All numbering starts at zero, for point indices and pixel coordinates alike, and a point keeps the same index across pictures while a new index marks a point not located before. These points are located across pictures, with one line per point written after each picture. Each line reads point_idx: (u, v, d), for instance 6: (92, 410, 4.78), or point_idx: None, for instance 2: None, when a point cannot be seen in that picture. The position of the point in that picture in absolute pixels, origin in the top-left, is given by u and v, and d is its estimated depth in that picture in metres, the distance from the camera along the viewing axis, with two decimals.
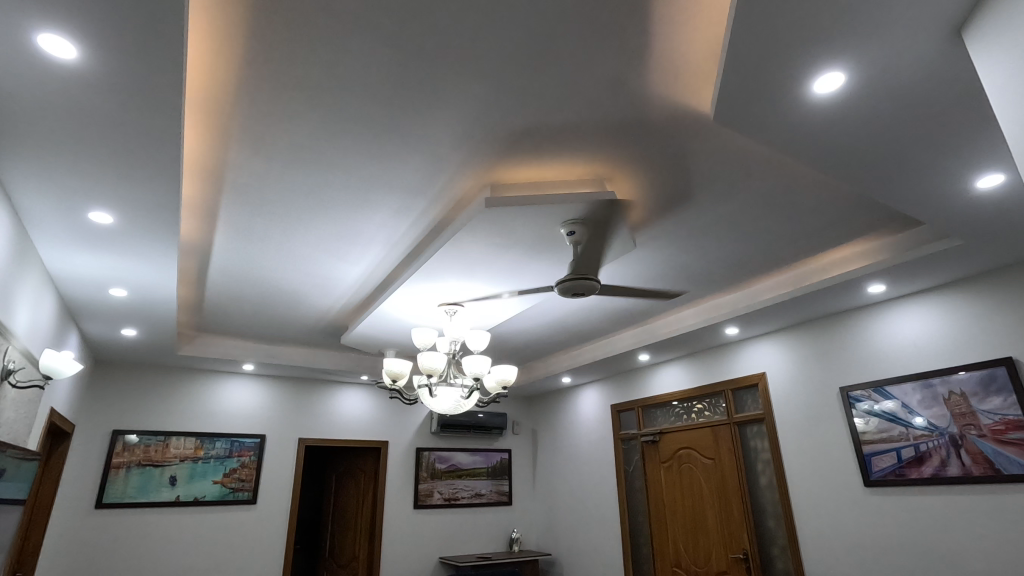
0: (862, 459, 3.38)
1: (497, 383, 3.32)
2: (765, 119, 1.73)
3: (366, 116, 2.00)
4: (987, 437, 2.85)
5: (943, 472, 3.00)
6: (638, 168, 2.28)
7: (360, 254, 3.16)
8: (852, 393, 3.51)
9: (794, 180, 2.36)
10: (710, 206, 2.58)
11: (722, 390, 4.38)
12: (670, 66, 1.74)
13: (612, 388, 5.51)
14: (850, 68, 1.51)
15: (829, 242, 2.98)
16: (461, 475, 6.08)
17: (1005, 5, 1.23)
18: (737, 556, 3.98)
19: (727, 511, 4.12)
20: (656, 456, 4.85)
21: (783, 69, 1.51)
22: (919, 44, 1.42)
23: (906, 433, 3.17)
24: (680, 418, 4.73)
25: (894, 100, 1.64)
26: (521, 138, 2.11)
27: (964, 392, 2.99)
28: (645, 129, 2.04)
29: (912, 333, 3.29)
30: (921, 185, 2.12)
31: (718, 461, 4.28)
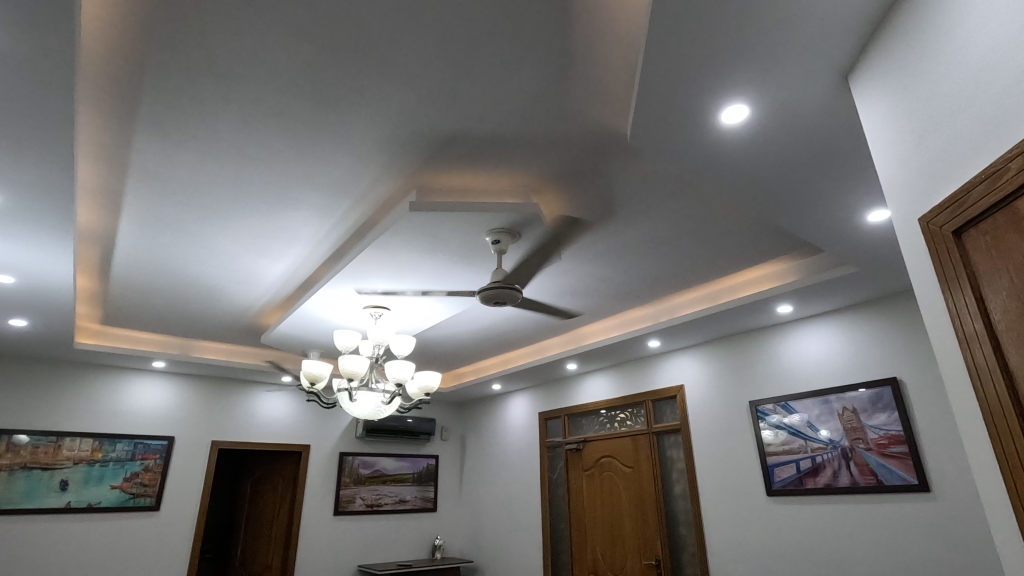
0: (766, 469, 3.58)
1: (420, 390, 3.27)
2: (677, 146, 1.81)
3: (283, 110, 1.93)
4: (873, 451, 3.09)
5: (834, 482, 3.22)
6: (562, 182, 2.32)
7: (281, 251, 3.03)
8: (760, 407, 3.70)
9: (709, 205, 2.48)
10: (631, 225, 2.67)
11: (644, 401, 4.51)
12: (590, 86, 1.79)
13: (541, 396, 5.59)
14: (753, 103, 1.61)
15: (742, 263, 3.15)
16: (386, 481, 5.96)
17: (881, 57, 1.35)
18: (649, 562, 4.10)
19: (643, 518, 4.24)
20: (579, 464, 4.94)
21: (694, 99, 1.59)
22: (813, 85, 1.53)
23: (805, 446, 3.39)
24: (604, 426, 4.84)
25: (791, 136, 1.75)
26: (447, 145, 2.10)
27: (855, 408, 3.22)
28: (568, 146, 2.08)
29: (815, 352, 3.52)
30: (820, 216, 2.28)
31: (637, 469, 4.40)
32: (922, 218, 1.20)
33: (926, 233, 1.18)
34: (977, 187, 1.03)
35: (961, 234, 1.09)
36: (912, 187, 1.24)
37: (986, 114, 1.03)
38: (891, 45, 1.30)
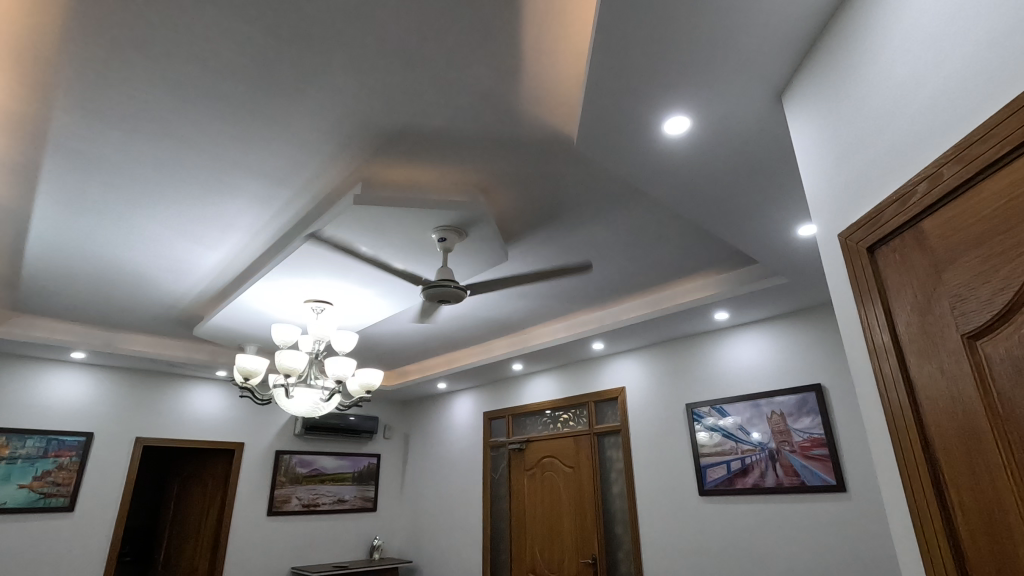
0: (699, 470, 3.71)
1: (361, 387, 3.20)
2: (621, 153, 1.84)
3: (220, 92, 1.84)
4: (797, 452, 3.26)
5: (761, 482, 3.38)
6: (510, 183, 2.33)
7: (217, 239, 2.89)
8: (696, 410, 3.83)
9: (653, 212, 2.55)
10: (578, 228, 2.71)
11: (587, 402, 4.59)
12: (539, 89, 1.80)
13: (487, 396, 5.59)
14: (694, 116, 1.66)
15: (683, 270, 3.25)
16: (324, 480, 5.80)
17: (811, 79, 1.42)
18: (586, 561, 4.17)
19: (582, 517, 4.30)
20: (522, 464, 4.96)
21: (638, 108, 1.62)
22: (750, 101, 1.60)
23: (736, 447, 3.54)
24: (547, 427, 4.89)
25: (729, 149, 1.82)
26: (394, 139, 2.06)
27: (783, 412, 3.38)
28: (517, 146, 2.09)
29: (747, 358, 3.68)
30: (755, 228, 2.38)
31: (577, 469, 4.46)
32: (841, 234, 1.27)
33: (844, 248, 1.25)
34: (889, 207, 1.10)
35: (874, 250, 1.16)
36: (833, 204, 1.31)
37: (899, 138, 1.09)
38: (820, 68, 1.37)
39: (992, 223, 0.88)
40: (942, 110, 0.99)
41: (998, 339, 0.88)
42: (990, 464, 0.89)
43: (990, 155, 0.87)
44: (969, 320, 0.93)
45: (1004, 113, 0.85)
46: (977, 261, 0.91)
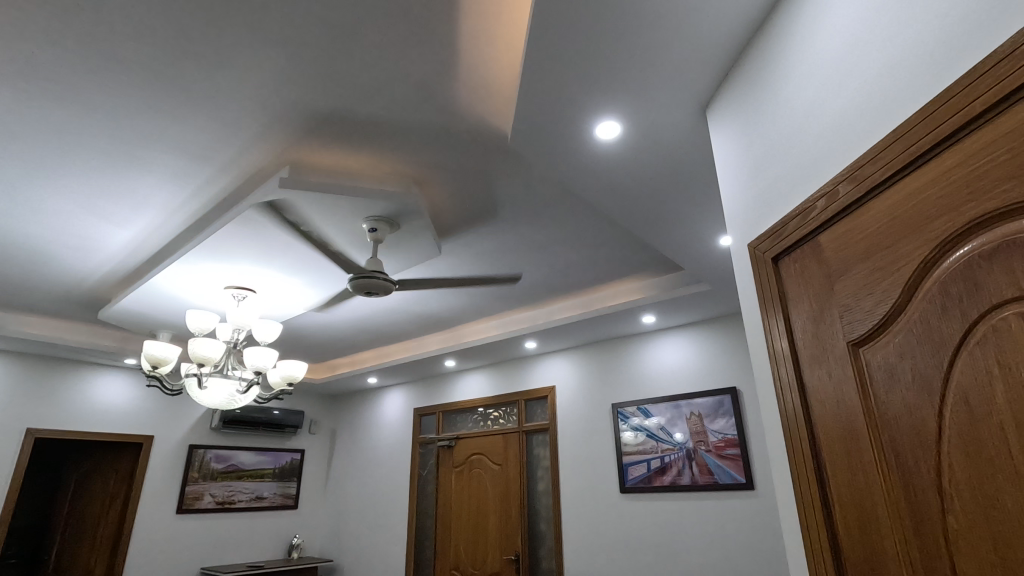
0: (621, 468, 3.81)
1: (282, 379, 3.06)
2: (554, 153, 1.86)
3: (133, 58, 1.71)
4: (711, 452, 3.42)
5: (678, 480, 3.52)
6: (445, 176, 2.30)
7: (126, 216, 2.69)
8: (622, 410, 3.94)
9: (585, 215, 2.60)
10: (512, 227, 2.71)
11: (517, 400, 4.63)
12: (476, 83, 1.79)
13: (418, 392, 5.52)
14: (625, 123, 1.70)
15: (614, 273, 3.34)
16: (241, 476, 5.53)
17: (732, 94, 1.49)
18: (508, 557, 4.20)
19: (507, 514, 4.33)
20: (450, 461, 4.94)
21: (571, 111, 1.64)
22: (677, 112, 1.66)
23: (657, 447, 3.67)
24: (478, 424, 4.88)
25: (656, 157, 1.88)
26: (324, 123, 1.99)
27: (700, 413, 3.55)
28: (453, 140, 2.07)
29: (671, 361, 3.83)
30: (680, 235, 2.48)
31: (505, 467, 4.49)
32: (750, 244, 1.34)
33: (752, 258, 1.32)
34: (792, 220, 1.17)
35: (778, 261, 1.23)
36: (744, 216, 1.39)
37: (805, 155, 1.16)
38: (739, 86, 1.44)
39: (877, 240, 0.95)
40: (838, 133, 1.06)
41: (878, 348, 0.95)
42: (864, 462, 0.96)
43: (878, 176, 0.94)
44: (854, 329, 1.00)
45: (890, 138, 0.92)
46: (864, 274, 0.98)
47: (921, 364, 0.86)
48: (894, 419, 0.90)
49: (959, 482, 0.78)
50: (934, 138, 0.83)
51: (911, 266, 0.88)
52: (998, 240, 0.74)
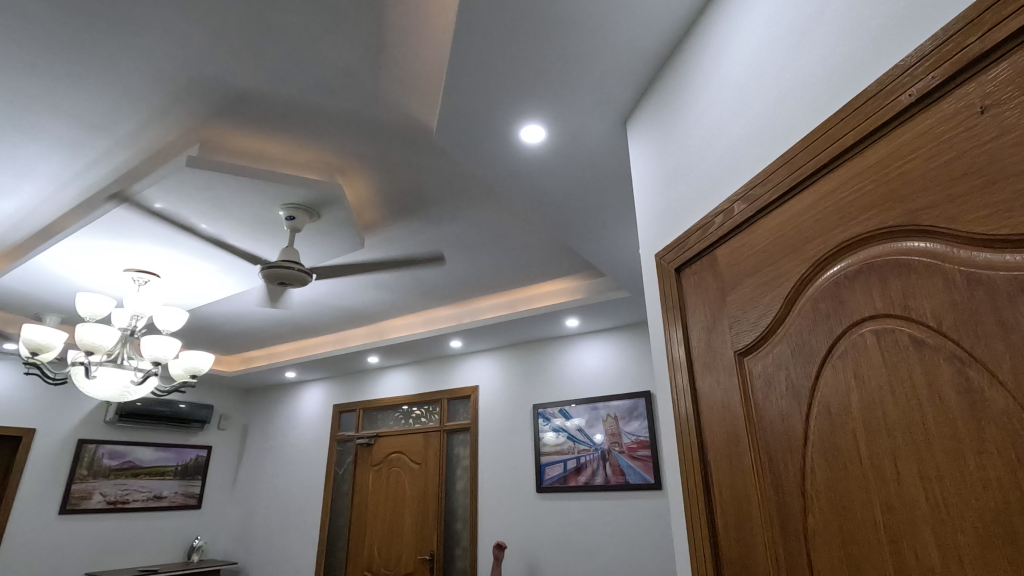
0: (539, 468, 3.87)
1: (184, 372, 2.86)
2: (479, 153, 1.86)
3: (15, 12, 1.54)
4: (624, 453, 3.54)
5: (592, 480, 3.62)
6: (369, 168, 2.24)
7: (7, 187, 2.42)
8: (543, 410, 4.00)
9: (511, 217, 2.62)
10: (438, 224, 2.69)
11: (440, 398, 4.59)
12: (402, 76, 1.75)
13: (338, 388, 5.36)
14: (549, 128, 1.72)
15: (540, 275, 3.39)
16: (138, 474, 5.14)
17: (649, 107, 1.54)
18: (423, 557, 4.15)
19: (423, 514, 4.28)
20: (368, 459, 4.82)
21: (496, 112, 1.64)
22: (599, 122, 1.70)
23: (574, 447, 3.76)
24: (399, 422, 4.80)
25: (579, 164, 1.92)
26: (239, 102, 1.88)
27: (616, 415, 3.67)
28: (377, 132, 2.02)
29: (592, 364, 3.93)
30: (602, 242, 2.55)
31: (424, 466, 4.43)
32: (657, 254, 1.40)
33: (658, 267, 1.37)
34: (693, 234, 1.23)
35: (680, 271, 1.29)
36: (653, 228, 1.45)
37: (708, 173, 1.22)
38: (655, 101, 1.50)
39: (765, 257, 1.01)
40: (737, 155, 1.13)
41: (759, 358, 1.01)
42: (743, 465, 1.02)
43: (765, 197, 1.00)
44: (740, 339, 1.06)
45: (779, 162, 0.98)
46: (751, 288, 1.04)
47: (793, 375, 0.92)
48: (769, 425, 0.97)
49: (819, 484, 0.85)
50: (813, 165, 0.90)
51: (789, 283, 0.94)
52: (861, 263, 0.81)
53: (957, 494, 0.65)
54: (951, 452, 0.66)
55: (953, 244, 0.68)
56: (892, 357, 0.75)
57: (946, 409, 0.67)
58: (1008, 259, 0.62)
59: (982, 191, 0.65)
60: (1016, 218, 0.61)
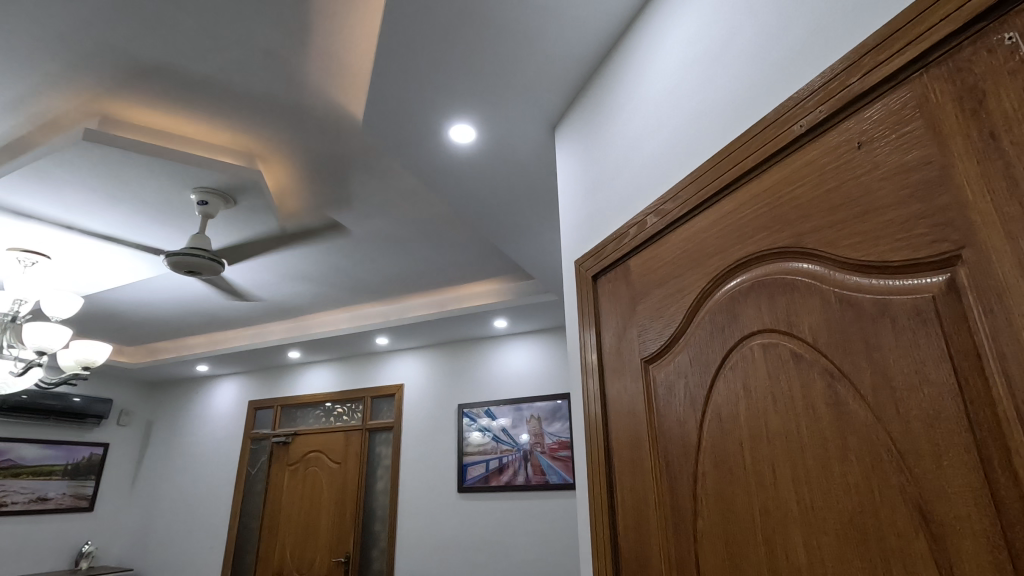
0: (461, 468, 3.86)
1: (75, 364, 2.63)
2: (407, 149, 1.82)
3: None
4: (545, 453, 3.60)
5: (513, 480, 3.65)
6: (292, 155, 2.14)
7: None
8: (468, 410, 3.99)
9: (441, 215, 2.59)
10: (365, 218, 2.61)
11: (363, 396, 4.48)
12: (328, 63, 1.68)
13: (255, 383, 5.11)
14: (478, 129, 1.72)
15: (470, 275, 3.38)
16: (19, 474, 4.67)
17: (576, 115, 1.57)
18: (337, 560, 4.02)
19: (340, 515, 4.15)
20: (284, 459, 4.62)
21: (425, 108, 1.62)
22: (529, 126, 1.71)
23: (497, 448, 3.77)
24: (319, 421, 4.64)
25: (508, 167, 1.93)
26: (147, 75, 1.75)
27: (539, 416, 3.72)
28: (301, 119, 1.94)
29: (518, 365, 3.97)
30: (530, 245, 2.58)
31: (343, 465, 4.30)
32: (576, 261, 1.42)
33: (577, 274, 1.40)
34: (609, 243, 1.26)
35: (597, 278, 1.32)
36: (574, 235, 1.47)
37: (627, 184, 1.26)
38: (582, 110, 1.53)
39: (672, 269, 1.06)
40: (653, 170, 1.16)
41: (662, 366, 1.05)
42: (643, 468, 1.06)
43: (675, 212, 1.04)
44: (647, 347, 1.09)
45: (688, 179, 1.03)
46: (658, 299, 1.08)
47: (691, 382, 0.96)
48: (668, 431, 1.01)
49: (708, 488, 0.89)
50: (718, 185, 0.94)
51: (691, 295, 0.99)
52: (753, 280, 0.86)
53: (822, 498, 0.71)
54: (819, 459, 0.72)
55: (830, 267, 0.74)
56: (775, 369, 0.80)
57: (817, 420, 0.73)
58: (875, 283, 0.68)
59: (856, 220, 0.70)
60: (882, 246, 0.67)
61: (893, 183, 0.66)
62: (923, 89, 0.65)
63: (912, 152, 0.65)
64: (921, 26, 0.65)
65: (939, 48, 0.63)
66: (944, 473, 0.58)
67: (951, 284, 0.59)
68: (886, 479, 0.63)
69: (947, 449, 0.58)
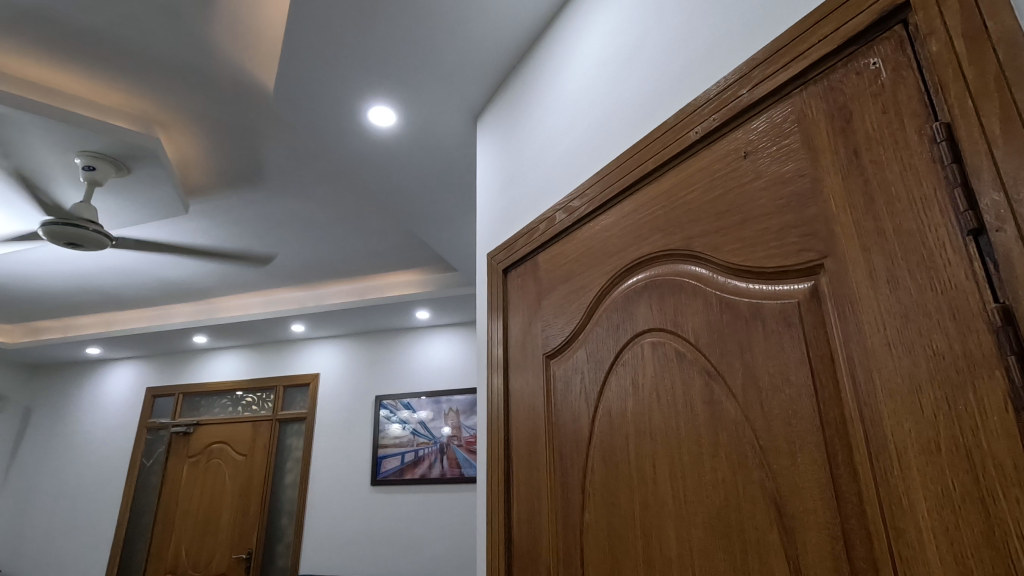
0: (375, 461, 3.77)
1: None
2: (323, 127, 1.74)
3: None
4: (462, 446, 3.59)
5: (428, 473, 3.61)
6: (197, 124, 1.99)
7: None
8: (385, 402, 3.91)
9: (361, 201, 2.51)
10: (279, 198, 2.48)
11: (275, 385, 4.27)
12: (238, 28, 1.57)
13: (155, 369, 4.75)
14: (399, 113, 1.66)
15: (392, 264, 3.31)
16: None
17: (497, 106, 1.55)
18: (238, 556, 3.81)
19: (244, 509, 3.94)
20: (184, 450, 4.33)
21: (343, 85, 1.55)
22: (451, 115, 1.67)
23: (413, 441, 3.71)
24: (225, 410, 4.38)
25: (429, 156, 1.89)
26: (23, 19, 1.55)
27: (458, 410, 3.70)
28: (207, 85, 1.79)
29: (439, 357, 3.93)
30: (452, 236, 2.55)
31: (250, 457, 4.09)
32: (488, 254, 1.41)
33: (488, 267, 1.39)
34: (520, 237, 1.26)
35: (507, 272, 1.31)
36: (489, 228, 1.46)
37: (541, 179, 1.26)
38: (503, 102, 1.52)
39: (575, 265, 1.07)
40: (565, 167, 1.17)
41: (562, 361, 1.06)
42: (539, 462, 1.07)
43: (582, 209, 1.05)
44: (549, 342, 1.10)
45: (596, 176, 1.03)
46: (562, 295, 1.09)
47: (586, 378, 0.98)
48: (563, 426, 1.02)
49: (596, 482, 0.91)
50: (621, 185, 0.96)
51: (592, 292, 1.00)
52: (647, 280, 0.88)
53: (695, 492, 0.73)
54: (693, 456, 0.74)
55: (713, 271, 0.76)
56: (661, 368, 0.82)
57: (694, 417, 0.75)
58: (751, 288, 0.71)
59: (738, 227, 0.73)
60: (758, 253, 0.70)
61: (771, 193, 0.69)
62: (801, 106, 0.68)
63: (789, 164, 0.68)
64: (802, 45, 0.68)
65: (817, 68, 0.67)
66: (798, 469, 0.61)
67: (815, 292, 0.63)
68: (750, 475, 0.66)
69: (801, 447, 0.61)
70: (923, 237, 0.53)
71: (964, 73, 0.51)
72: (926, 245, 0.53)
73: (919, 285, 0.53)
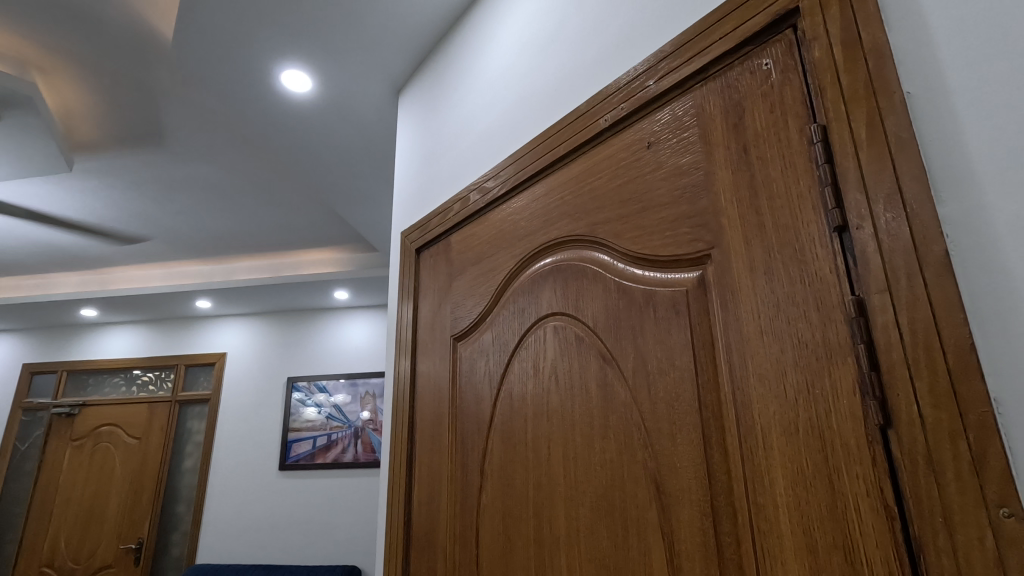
0: (285, 445, 3.62)
1: None
2: (231, 86, 1.61)
3: None
4: (377, 431, 3.52)
5: (341, 457, 3.53)
6: (83, 71, 1.78)
7: None
8: (297, 384, 3.76)
9: (274, 171, 2.37)
10: (182, 162, 2.29)
11: (176, 364, 3.99)
12: None
13: (36, 343, 4.30)
14: (316, 79, 1.57)
15: (309, 240, 3.17)
16: None
17: (419, 80, 1.50)
18: (127, 547, 3.54)
19: (135, 496, 3.66)
20: (67, 432, 3.95)
21: (253, 43, 1.44)
22: (371, 86, 1.60)
23: (326, 424, 3.60)
24: (118, 391, 4.05)
25: (348, 128, 1.81)
26: None
27: (374, 393, 3.63)
28: (95, 28, 1.61)
29: (356, 340, 3.82)
30: (372, 215, 2.47)
31: (144, 441, 3.80)
32: (403, 233, 1.37)
33: (402, 246, 1.35)
34: (434, 217, 1.23)
35: (420, 252, 1.28)
36: (405, 206, 1.42)
37: (458, 158, 1.23)
38: (425, 76, 1.47)
39: (486, 247, 1.06)
40: (482, 147, 1.15)
41: (468, 343, 1.05)
42: (441, 445, 1.05)
43: (496, 190, 1.04)
44: (457, 324, 1.09)
45: (511, 158, 1.02)
46: (472, 276, 1.08)
47: (490, 360, 0.97)
48: (466, 408, 1.01)
49: (494, 464, 0.91)
50: (534, 168, 0.95)
51: (501, 274, 0.99)
52: (553, 264, 0.88)
53: (585, 473, 0.75)
54: (585, 438, 0.76)
55: (614, 257, 0.78)
56: (561, 351, 0.83)
57: (588, 400, 0.77)
58: (648, 275, 0.72)
59: (638, 215, 0.75)
60: (654, 241, 0.72)
61: (669, 184, 0.71)
62: (701, 101, 0.70)
63: (686, 156, 0.70)
64: (705, 41, 0.70)
65: (716, 64, 0.69)
66: (676, 450, 0.63)
67: (701, 281, 0.65)
68: (634, 455, 0.68)
69: (680, 429, 0.64)
70: (797, 232, 0.56)
71: (839, 79, 0.54)
72: (799, 240, 0.56)
73: (790, 277, 0.56)
